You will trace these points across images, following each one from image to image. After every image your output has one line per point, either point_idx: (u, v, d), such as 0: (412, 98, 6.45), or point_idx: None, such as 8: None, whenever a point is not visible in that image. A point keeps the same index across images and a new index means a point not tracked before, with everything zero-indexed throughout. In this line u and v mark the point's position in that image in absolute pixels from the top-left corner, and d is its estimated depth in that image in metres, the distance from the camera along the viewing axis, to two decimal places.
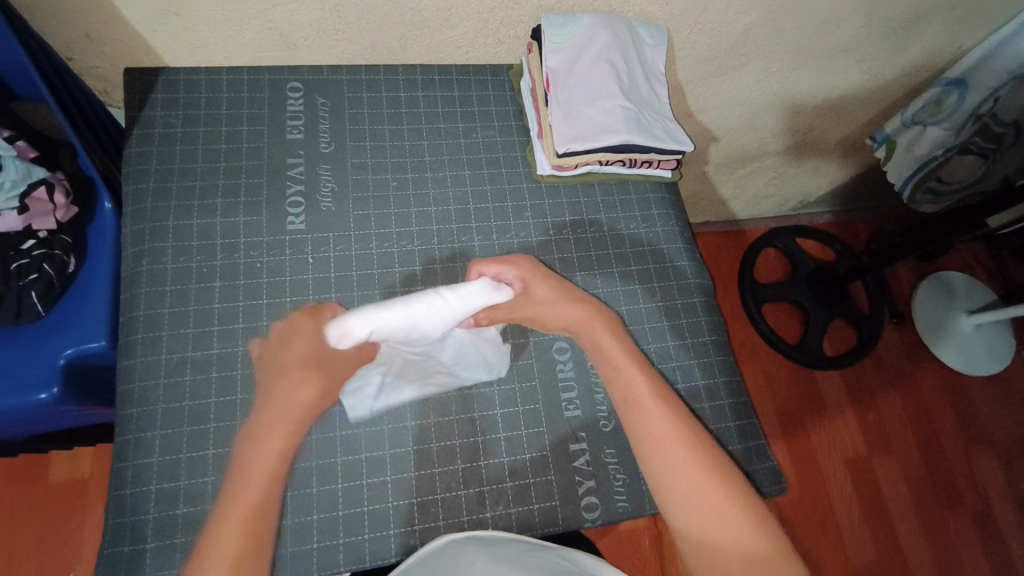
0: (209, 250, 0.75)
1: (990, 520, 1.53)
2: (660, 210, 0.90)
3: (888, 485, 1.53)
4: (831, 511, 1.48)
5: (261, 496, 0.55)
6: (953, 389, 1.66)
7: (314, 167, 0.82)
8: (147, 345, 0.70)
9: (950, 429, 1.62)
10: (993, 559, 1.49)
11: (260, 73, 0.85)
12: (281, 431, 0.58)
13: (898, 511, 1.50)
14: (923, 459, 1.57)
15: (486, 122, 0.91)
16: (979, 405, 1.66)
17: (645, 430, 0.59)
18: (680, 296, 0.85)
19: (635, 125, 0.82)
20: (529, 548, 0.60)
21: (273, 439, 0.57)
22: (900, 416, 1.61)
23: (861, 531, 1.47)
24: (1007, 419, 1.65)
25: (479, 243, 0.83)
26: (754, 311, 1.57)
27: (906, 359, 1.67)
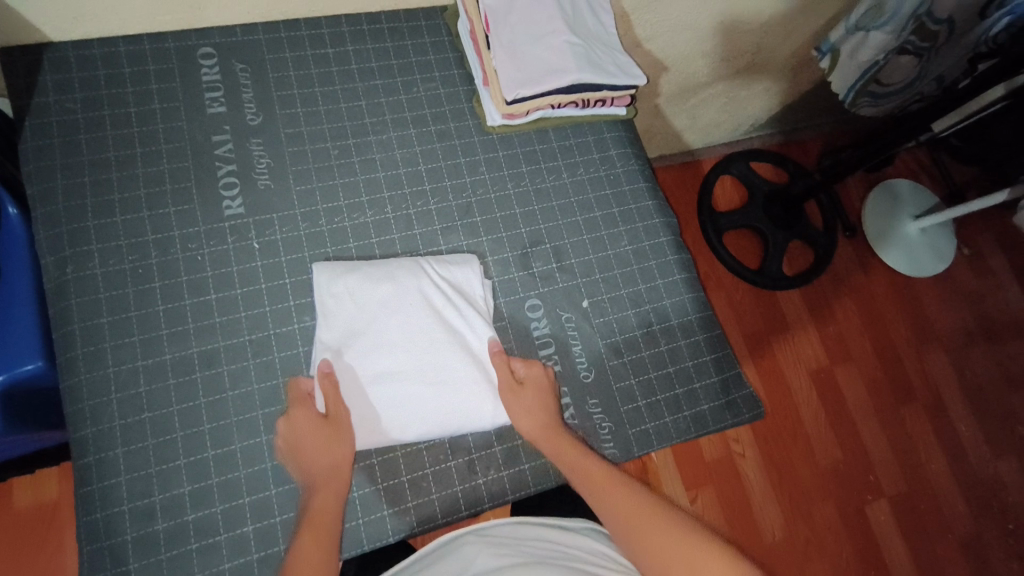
0: (141, 248, 0.69)
1: (941, 411, 1.65)
2: (618, 150, 0.87)
3: (850, 393, 1.62)
4: (801, 424, 1.56)
5: (320, 541, 0.58)
6: (902, 292, 1.76)
7: (244, 143, 0.75)
8: (90, 360, 0.64)
9: (901, 331, 1.71)
10: (944, 444, 1.63)
11: (164, 40, 0.76)
12: (328, 485, 0.62)
13: (859, 414, 1.60)
14: (879, 364, 1.67)
15: (426, 73, 0.84)
16: (926, 304, 1.76)
17: (600, 486, 0.65)
18: (647, 237, 0.83)
19: (585, 62, 0.77)
20: (529, 532, 0.68)
21: (324, 492, 0.61)
22: (857, 325, 1.69)
23: (828, 437, 1.57)
24: (951, 315, 1.76)
25: (436, 206, 0.78)
26: (715, 240, 1.59)
27: (859, 269, 1.74)
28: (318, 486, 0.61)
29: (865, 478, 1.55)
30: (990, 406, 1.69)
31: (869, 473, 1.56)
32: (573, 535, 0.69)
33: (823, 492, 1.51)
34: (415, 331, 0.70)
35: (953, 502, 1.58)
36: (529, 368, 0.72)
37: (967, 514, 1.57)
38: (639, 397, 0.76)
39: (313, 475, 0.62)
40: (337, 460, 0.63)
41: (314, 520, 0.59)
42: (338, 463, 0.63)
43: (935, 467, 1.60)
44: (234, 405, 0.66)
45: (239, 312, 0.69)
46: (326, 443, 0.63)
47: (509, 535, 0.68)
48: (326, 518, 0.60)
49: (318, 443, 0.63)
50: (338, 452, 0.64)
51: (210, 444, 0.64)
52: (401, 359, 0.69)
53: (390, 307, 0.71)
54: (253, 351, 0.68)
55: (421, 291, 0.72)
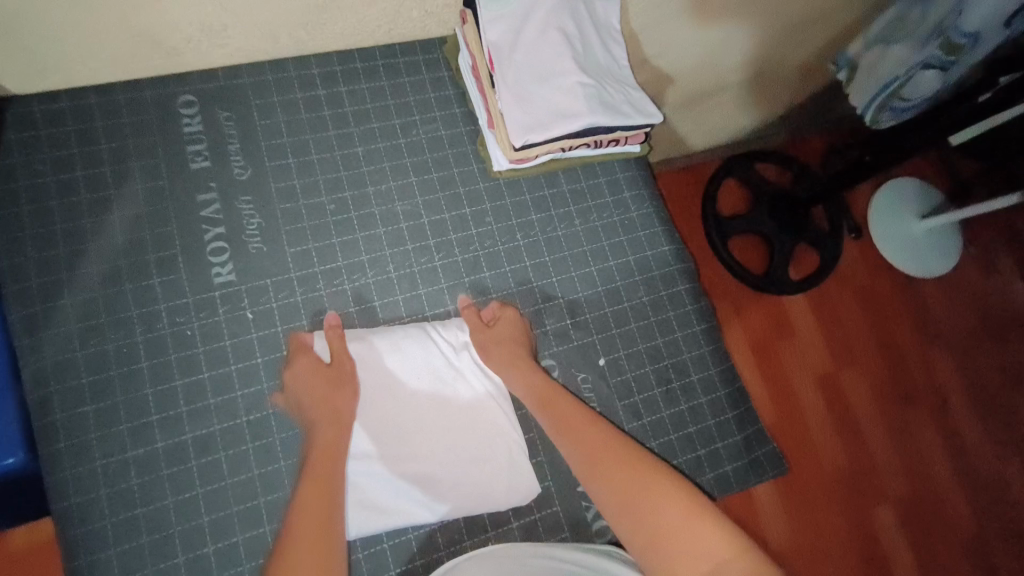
0: (124, 326, 0.63)
1: (942, 410, 1.65)
2: (632, 190, 0.81)
3: (855, 396, 1.60)
4: (807, 428, 1.54)
5: (329, 478, 0.57)
6: (907, 292, 1.73)
7: (232, 201, 0.69)
8: (76, 453, 0.60)
9: (904, 333, 1.69)
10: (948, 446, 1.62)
11: (139, 88, 0.69)
12: (332, 426, 0.61)
13: (863, 416, 1.59)
14: (883, 368, 1.65)
15: (426, 114, 0.78)
16: (930, 305, 1.73)
17: (600, 460, 0.59)
18: (665, 286, 0.79)
19: (596, 104, 0.71)
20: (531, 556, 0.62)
21: (328, 435, 0.61)
22: (862, 327, 1.67)
23: (833, 440, 1.55)
24: (953, 315, 1.74)
25: (442, 262, 0.73)
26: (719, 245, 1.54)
27: (867, 273, 1.71)
28: (322, 428, 0.61)
29: (871, 484, 1.54)
30: (990, 403, 1.68)
31: (873, 475, 1.55)
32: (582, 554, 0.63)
33: (830, 499, 1.50)
34: (423, 408, 0.67)
35: (952, 499, 1.58)
36: (504, 314, 0.71)
37: (969, 516, 1.57)
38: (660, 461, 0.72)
39: (316, 420, 0.61)
40: (338, 407, 0.62)
41: (320, 457, 0.59)
42: (340, 408, 0.63)
43: (938, 470, 1.59)
44: (234, 493, 0.62)
45: (235, 391, 0.65)
46: (329, 391, 0.63)
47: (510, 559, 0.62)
48: (332, 456, 0.59)
49: (319, 390, 0.63)
50: (340, 399, 0.63)
51: (209, 538, 0.61)
52: (411, 437, 0.66)
53: (396, 378, 0.67)
54: (251, 434, 0.64)
55: (429, 360, 0.69)
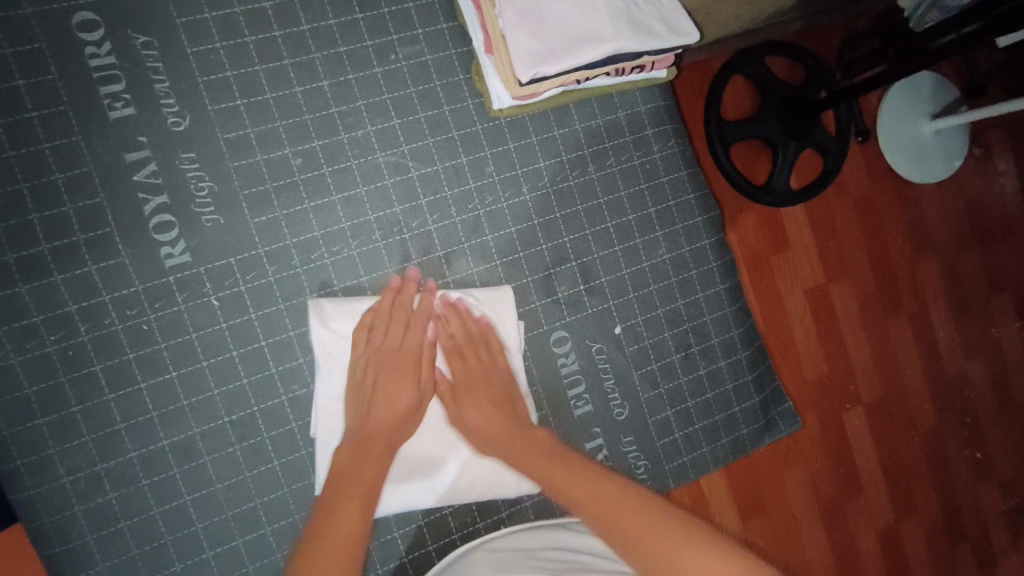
0: (64, 323, 0.53)
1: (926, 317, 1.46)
2: (655, 127, 0.69)
3: (842, 310, 1.42)
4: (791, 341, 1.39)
5: (358, 514, 0.50)
6: (906, 199, 1.46)
7: (172, 160, 0.56)
8: (37, 470, 0.52)
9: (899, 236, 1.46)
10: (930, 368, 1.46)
11: (16, 4, 0.52)
12: (378, 451, 0.55)
13: (849, 331, 1.42)
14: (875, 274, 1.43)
15: (405, 32, 0.62)
16: (925, 210, 1.48)
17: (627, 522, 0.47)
18: (687, 241, 0.70)
19: (623, 24, 0.57)
20: (540, 539, 0.59)
21: (369, 462, 0.54)
22: (857, 237, 1.44)
23: (816, 353, 1.40)
24: (953, 219, 1.49)
25: (436, 224, 0.62)
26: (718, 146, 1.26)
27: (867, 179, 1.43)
28: (367, 451, 0.55)
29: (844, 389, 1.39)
30: (982, 310, 1.51)
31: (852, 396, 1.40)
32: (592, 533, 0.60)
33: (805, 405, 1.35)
34: (428, 387, 0.61)
35: (924, 408, 1.44)
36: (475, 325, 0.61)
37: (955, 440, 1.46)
38: (676, 429, 0.69)
39: (374, 424, 0.56)
40: (400, 415, 0.57)
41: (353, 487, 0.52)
42: (395, 435, 0.57)
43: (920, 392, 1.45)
44: (227, 498, 0.57)
45: (211, 389, 0.56)
46: (404, 396, 0.58)
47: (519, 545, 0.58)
48: (367, 487, 0.52)
49: (386, 407, 0.57)
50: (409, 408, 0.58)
51: (207, 544, 0.56)
52: (415, 421, 0.60)
53: (432, 365, 0.60)
54: (236, 435, 0.57)
55: (436, 338, 0.61)
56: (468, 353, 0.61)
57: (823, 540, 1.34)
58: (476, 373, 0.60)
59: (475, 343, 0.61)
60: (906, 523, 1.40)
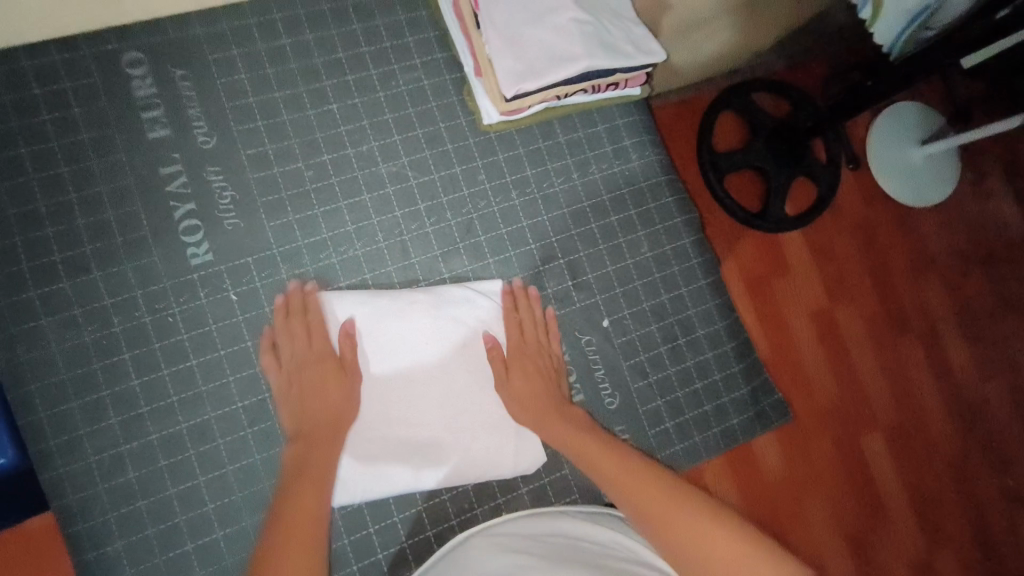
0: (99, 316, 0.59)
1: (935, 337, 1.47)
2: (632, 137, 0.76)
3: (848, 330, 1.43)
4: (800, 362, 1.37)
5: (314, 492, 0.55)
6: (902, 222, 1.51)
7: (200, 172, 0.63)
8: (67, 451, 0.57)
9: (898, 256, 1.49)
10: (943, 387, 1.46)
11: (76, 46, 0.61)
12: (328, 433, 0.60)
13: (856, 351, 1.41)
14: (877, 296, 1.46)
15: (405, 62, 0.71)
16: (922, 231, 1.52)
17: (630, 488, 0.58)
18: (669, 240, 0.75)
19: (594, 45, 0.65)
20: (539, 526, 0.61)
21: (320, 444, 0.59)
22: (855, 258, 1.47)
23: (825, 373, 1.38)
24: (950, 242, 1.53)
25: (434, 227, 0.69)
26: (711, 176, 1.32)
27: (861, 203, 1.49)
28: (317, 434, 0.59)
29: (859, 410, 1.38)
30: (992, 330, 1.50)
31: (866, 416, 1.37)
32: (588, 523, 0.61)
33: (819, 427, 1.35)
34: (433, 373, 0.65)
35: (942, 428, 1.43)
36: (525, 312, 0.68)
37: (977, 462, 1.43)
38: (668, 418, 0.72)
39: (312, 420, 0.60)
40: (336, 407, 0.61)
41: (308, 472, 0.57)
42: (340, 412, 0.61)
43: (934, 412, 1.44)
44: (237, 480, 0.61)
45: (227, 376, 0.62)
46: (333, 382, 0.61)
47: (518, 530, 0.60)
48: (321, 470, 0.57)
49: (323, 390, 0.61)
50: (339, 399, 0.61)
51: (217, 524, 0.60)
52: (416, 405, 0.64)
53: (388, 344, 0.64)
54: (248, 419, 0.62)
55: (436, 326, 0.65)
56: (527, 328, 0.68)
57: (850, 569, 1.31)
58: (529, 351, 0.67)
59: (527, 323, 0.68)
60: (937, 551, 1.37)
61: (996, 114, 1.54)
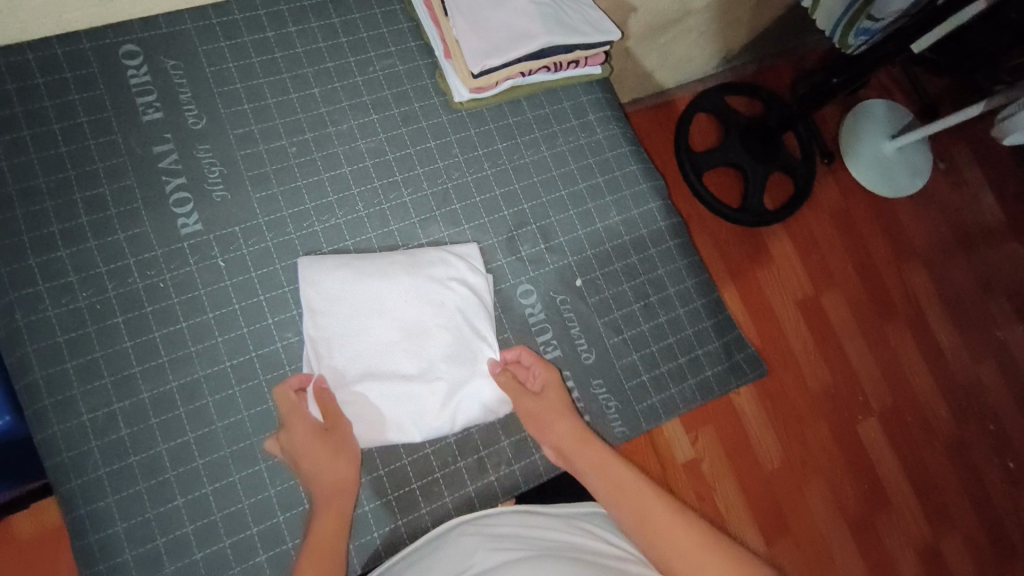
0: (95, 282, 0.63)
1: (926, 325, 1.45)
2: (597, 113, 0.82)
3: (838, 319, 1.40)
4: (789, 350, 1.35)
5: (322, 563, 0.56)
6: (882, 212, 1.52)
7: (190, 150, 0.68)
8: (61, 409, 0.60)
9: (880, 243, 1.49)
10: (938, 373, 1.42)
11: (77, 40, 0.67)
12: (333, 500, 0.60)
13: (846, 337, 1.39)
14: (864, 282, 1.45)
15: (381, 49, 0.76)
16: (901, 217, 1.53)
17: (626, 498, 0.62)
18: (636, 205, 0.80)
19: (553, 24, 0.71)
20: (528, 521, 0.64)
21: (326, 510, 0.59)
22: (839, 247, 1.46)
23: (816, 359, 1.36)
24: (931, 228, 1.53)
25: (411, 197, 0.73)
26: (691, 174, 1.34)
27: (838, 191, 1.50)
28: (323, 501, 0.60)
29: (854, 397, 1.35)
30: (982, 313, 1.49)
31: (860, 399, 1.36)
32: (574, 522, 0.65)
33: (814, 415, 1.32)
34: (409, 329, 0.68)
35: (941, 413, 1.40)
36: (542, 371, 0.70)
37: (980, 446, 1.40)
38: (643, 372, 0.75)
39: (315, 492, 0.60)
40: (338, 478, 0.61)
41: (316, 539, 0.57)
42: (343, 478, 0.61)
43: (931, 398, 1.40)
44: (226, 436, 0.63)
45: (215, 337, 0.64)
46: (331, 446, 0.62)
47: (508, 523, 0.63)
48: (327, 540, 0.57)
49: (322, 458, 0.61)
50: (340, 468, 0.61)
51: (207, 479, 0.61)
52: (396, 358, 0.67)
53: (366, 308, 0.67)
54: (236, 378, 0.64)
55: (412, 285, 0.69)
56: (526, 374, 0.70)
57: (858, 562, 1.26)
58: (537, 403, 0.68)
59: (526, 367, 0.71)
60: (945, 539, 1.33)
61: (960, 102, 1.61)
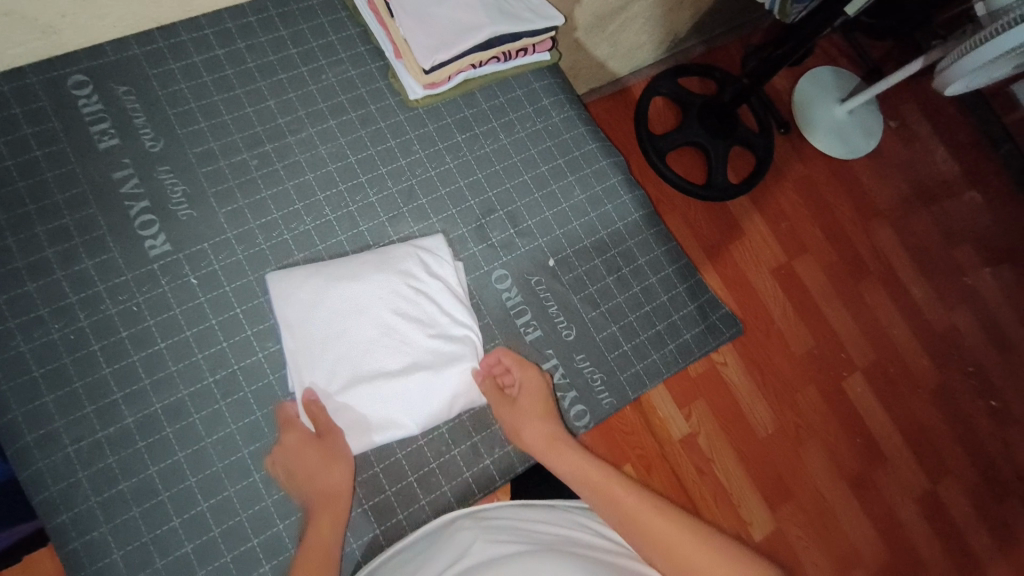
0: (67, 313, 0.62)
1: (897, 280, 1.50)
2: (550, 98, 0.84)
3: (813, 283, 1.44)
4: (770, 319, 1.38)
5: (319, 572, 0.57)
6: (841, 172, 1.56)
7: (151, 173, 0.68)
8: (45, 443, 0.59)
9: (843, 204, 1.53)
10: (913, 323, 1.47)
11: (24, 76, 0.67)
12: (326, 509, 0.61)
13: (823, 300, 1.43)
14: (832, 245, 1.49)
15: (331, 56, 0.77)
16: (860, 176, 1.57)
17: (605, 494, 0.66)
18: (598, 182, 0.82)
19: (496, 14, 0.72)
20: (527, 515, 0.66)
21: (320, 520, 0.60)
22: (804, 212, 1.50)
23: (797, 324, 1.39)
24: (889, 183, 1.58)
25: (378, 196, 0.74)
26: (654, 155, 1.37)
27: (797, 157, 1.54)
28: (317, 511, 0.60)
29: (837, 358, 1.39)
30: (948, 262, 1.54)
31: (843, 357, 1.39)
32: (568, 517, 0.67)
33: (802, 380, 1.34)
34: (389, 327, 0.67)
35: (921, 362, 1.44)
36: (523, 373, 0.71)
37: (963, 391, 1.44)
38: (624, 342, 0.77)
39: (308, 500, 0.61)
40: (333, 483, 0.62)
41: (310, 550, 0.58)
42: (336, 488, 0.62)
43: (910, 349, 1.44)
44: (216, 451, 0.62)
45: (195, 354, 0.64)
46: (323, 456, 0.62)
47: (506, 517, 0.65)
48: (323, 550, 0.59)
49: (315, 468, 0.61)
50: (334, 477, 0.62)
51: (202, 495, 0.61)
52: (380, 357, 0.66)
53: (342, 311, 0.66)
54: (221, 392, 0.64)
55: (385, 282, 0.68)
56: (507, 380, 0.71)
57: (863, 518, 1.28)
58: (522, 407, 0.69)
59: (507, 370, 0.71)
60: (943, 485, 1.36)
61: (900, 60, 1.67)
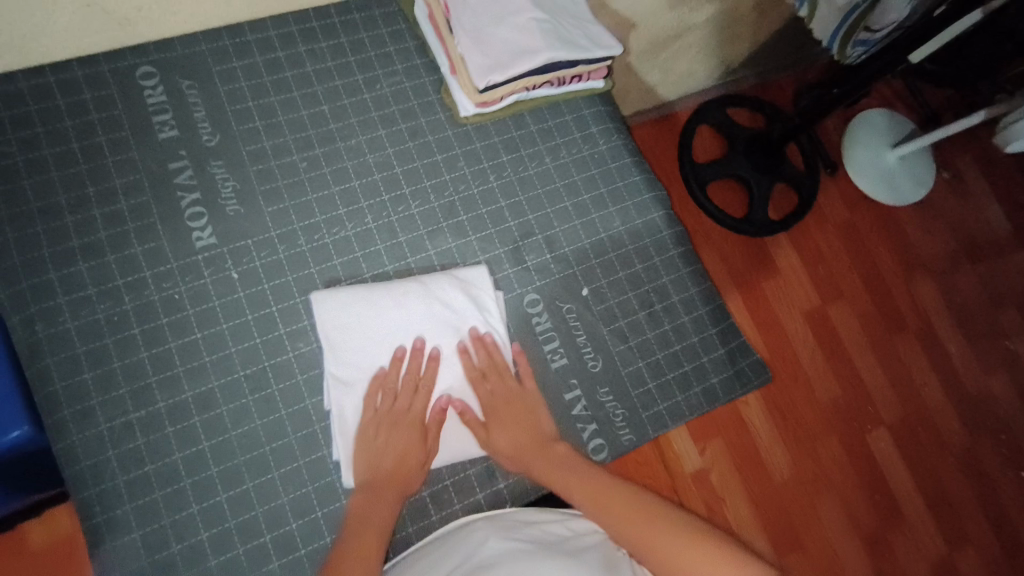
0: (113, 294, 0.64)
1: (935, 337, 1.44)
2: (599, 126, 0.84)
3: (845, 329, 1.40)
4: (797, 362, 1.34)
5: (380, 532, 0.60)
6: (887, 220, 1.52)
7: (205, 166, 0.70)
8: (79, 420, 0.61)
9: (886, 254, 1.49)
10: (948, 384, 1.41)
11: (97, 63, 0.69)
12: (394, 472, 0.64)
13: (854, 349, 1.39)
14: (870, 293, 1.44)
15: (388, 67, 0.79)
16: (907, 225, 1.53)
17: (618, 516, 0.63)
18: (639, 215, 0.81)
19: (554, 40, 0.72)
20: (541, 516, 0.65)
21: (386, 482, 0.63)
22: (845, 257, 1.46)
23: (825, 372, 1.35)
24: (937, 236, 1.53)
25: (419, 209, 0.75)
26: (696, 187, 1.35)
27: (843, 200, 1.50)
28: (389, 470, 0.64)
29: (863, 410, 1.34)
30: (991, 324, 1.49)
31: (870, 412, 1.34)
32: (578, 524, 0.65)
33: (823, 429, 1.31)
34: (421, 354, 0.68)
35: (952, 424, 1.39)
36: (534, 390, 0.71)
37: (995, 459, 1.38)
38: (649, 379, 0.76)
39: (384, 457, 0.64)
40: (408, 448, 0.65)
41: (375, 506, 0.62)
42: (406, 454, 0.65)
43: (942, 410, 1.39)
44: (239, 445, 0.63)
45: (228, 348, 0.66)
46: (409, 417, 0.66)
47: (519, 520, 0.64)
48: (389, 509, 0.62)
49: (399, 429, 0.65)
50: (412, 440, 0.65)
51: (220, 487, 0.62)
52: (416, 387, 0.67)
53: (377, 334, 0.68)
54: (250, 387, 0.65)
55: (419, 306, 0.69)
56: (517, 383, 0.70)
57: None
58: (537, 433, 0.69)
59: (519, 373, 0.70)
60: (960, 554, 1.30)
61: (960, 110, 1.62)
